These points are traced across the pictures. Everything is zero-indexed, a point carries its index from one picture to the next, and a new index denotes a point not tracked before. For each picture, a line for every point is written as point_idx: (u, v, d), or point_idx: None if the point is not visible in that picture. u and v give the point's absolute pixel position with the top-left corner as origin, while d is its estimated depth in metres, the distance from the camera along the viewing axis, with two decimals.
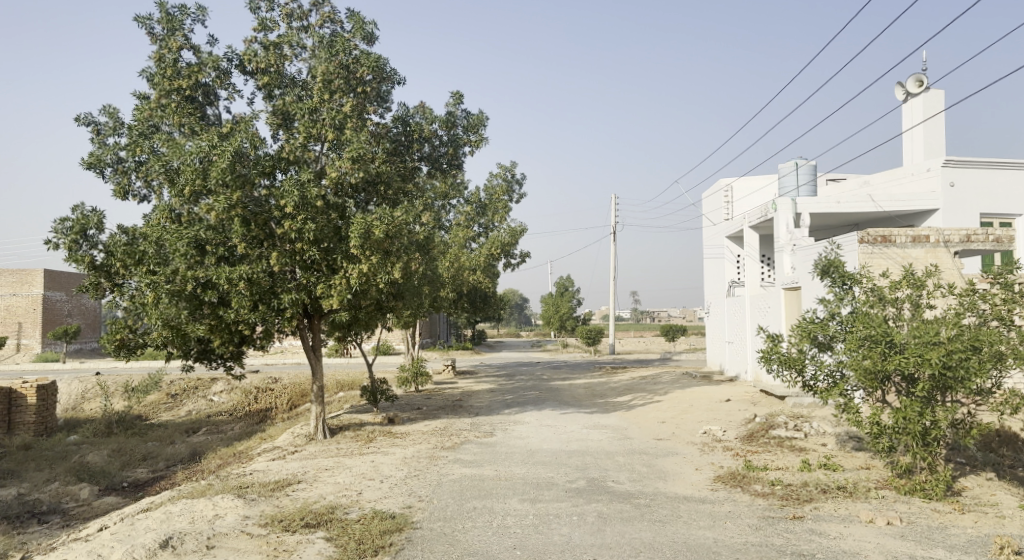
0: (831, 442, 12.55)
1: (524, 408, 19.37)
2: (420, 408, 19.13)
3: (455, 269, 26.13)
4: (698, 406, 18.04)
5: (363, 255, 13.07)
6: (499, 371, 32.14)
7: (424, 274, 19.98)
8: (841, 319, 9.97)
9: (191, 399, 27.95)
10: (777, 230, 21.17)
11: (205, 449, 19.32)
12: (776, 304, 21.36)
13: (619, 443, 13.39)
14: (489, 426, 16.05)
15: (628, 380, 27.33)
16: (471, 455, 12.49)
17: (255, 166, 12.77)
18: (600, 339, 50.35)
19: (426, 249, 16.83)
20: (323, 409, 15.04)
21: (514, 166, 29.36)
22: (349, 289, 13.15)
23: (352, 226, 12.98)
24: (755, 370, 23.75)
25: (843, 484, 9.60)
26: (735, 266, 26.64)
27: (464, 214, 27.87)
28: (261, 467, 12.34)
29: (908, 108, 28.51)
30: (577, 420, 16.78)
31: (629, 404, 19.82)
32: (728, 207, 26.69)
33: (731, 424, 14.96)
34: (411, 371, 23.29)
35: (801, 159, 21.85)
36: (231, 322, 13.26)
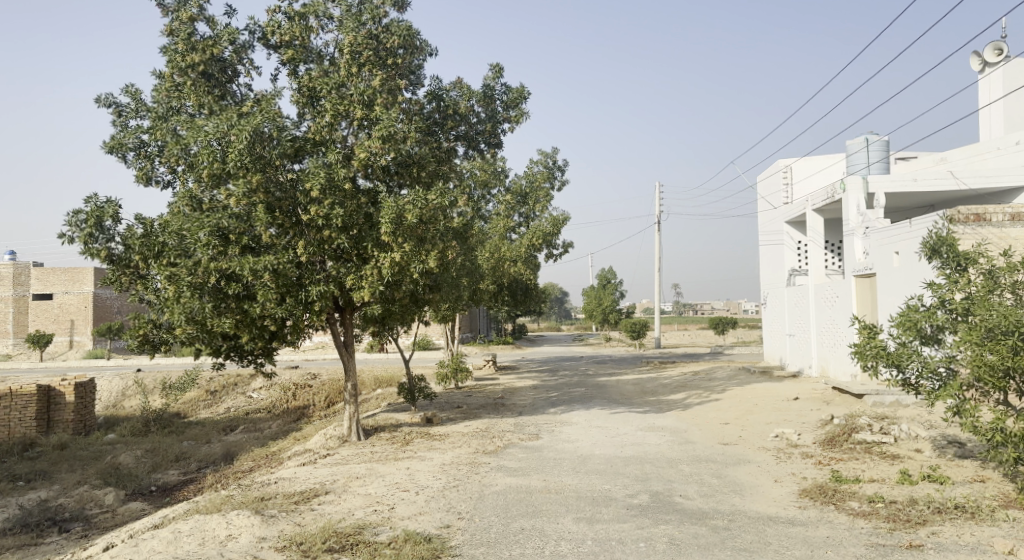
0: (926, 449, 11.05)
1: (571, 406, 18.08)
2: (461, 407, 18.02)
3: (495, 260, 25.07)
4: (763, 405, 16.54)
5: (395, 243, 11.94)
6: (544, 367, 30.87)
7: (462, 264, 18.83)
8: (953, 307, 8.51)
9: (230, 396, 27.32)
10: (847, 212, 19.63)
11: (239, 449, 18.47)
12: (846, 294, 19.74)
13: (681, 448, 12.01)
14: (535, 428, 14.83)
15: (680, 375, 25.81)
16: (518, 462, 11.25)
17: (278, 147, 11.56)
18: (646, 332, 48.67)
19: (464, 236, 15.62)
20: (357, 409, 14.00)
21: (556, 151, 28.02)
22: (382, 280, 12.06)
23: (382, 211, 11.81)
24: (821, 364, 22.05)
25: (961, 502, 8.18)
26: (796, 253, 24.98)
27: (504, 204, 26.59)
28: (289, 473, 11.31)
29: (984, 81, 26.46)
30: (630, 420, 15.42)
31: (685, 403, 18.40)
32: (788, 190, 25.00)
33: (804, 427, 13.44)
34: (451, 367, 22.18)
35: (871, 135, 20.11)
36: (257, 318, 12.22)
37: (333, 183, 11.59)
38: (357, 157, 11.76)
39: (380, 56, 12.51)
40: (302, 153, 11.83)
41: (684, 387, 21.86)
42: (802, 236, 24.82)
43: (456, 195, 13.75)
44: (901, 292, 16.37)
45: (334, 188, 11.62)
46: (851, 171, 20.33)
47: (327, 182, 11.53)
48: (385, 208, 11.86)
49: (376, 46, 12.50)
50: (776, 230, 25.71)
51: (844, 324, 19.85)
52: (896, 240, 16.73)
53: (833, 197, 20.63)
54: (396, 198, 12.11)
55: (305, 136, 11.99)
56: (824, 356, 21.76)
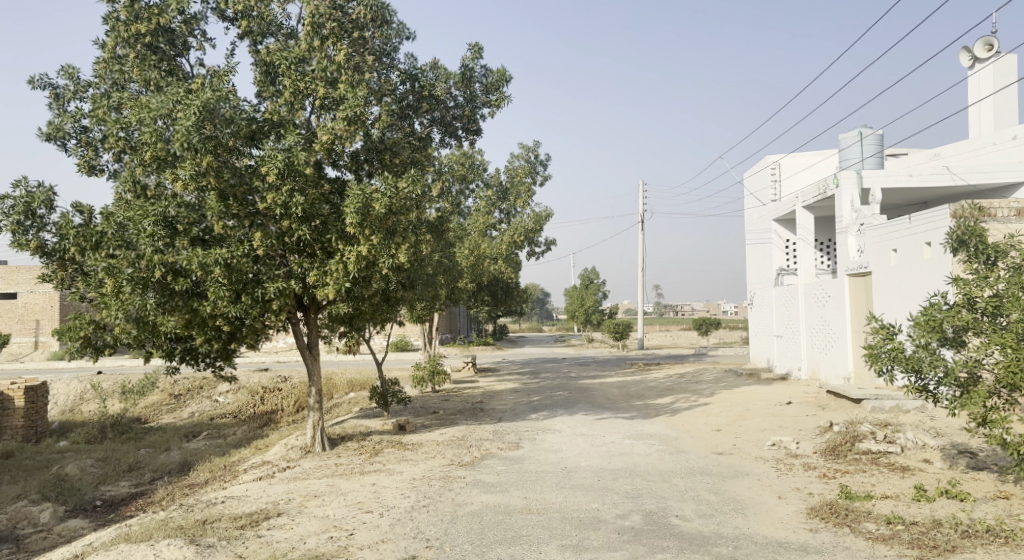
0: (938, 460, 10.19)
1: (554, 411, 17.07)
2: (437, 413, 16.96)
3: (474, 257, 23.72)
4: (756, 410, 15.65)
5: (361, 234, 10.85)
6: (524, 369, 29.90)
7: (438, 262, 17.78)
8: (980, 306, 7.65)
9: (195, 400, 26.03)
10: (840, 209, 18.85)
11: (198, 458, 17.24)
12: (839, 294, 18.96)
13: (673, 460, 11.07)
14: (515, 435, 13.80)
15: (665, 378, 24.89)
16: (496, 477, 10.24)
17: (230, 126, 10.35)
18: (629, 333, 47.72)
19: (439, 230, 14.58)
20: (322, 417, 12.90)
21: (538, 145, 27.16)
22: (348, 276, 10.99)
23: (346, 200, 10.71)
24: (811, 367, 21.26)
25: (991, 523, 7.29)
26: (785, 252, 24.22)
27: (484, 200, 25.54)
28: (239, 490, 10.20)
29: (973, 78, 25.82)
30: (616, 427, 14.48)
31: (673, 407, 17.47)
32: (775, 187, 24.26)
33: (803, 435, 12.55)
34: (428, 369, 21.11)
35: (865, 128, 19.35)
36: (208, 317, 11.11)
37: (292, 167, 10.46)
38: (320, 140, 10.64)
39: (345, 28, 11.48)
40: (259, 135, 10.70)
41: (670, 390, 20.98)
42: (791, 234, 24.09)
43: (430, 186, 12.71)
44: (897, 292, 15.61)
45: (292, 173, 10.50)
46: (844, 166, 19.57)
47: (285, 166, 10.41)
48: (350, 196, 10.78)
49: (341, 17, 11.48)
50: (763, 228, 24.95)
51: (837, 325, 19.05)
52: (892, 237, 15.98)
53: (824, 193, 19.87)
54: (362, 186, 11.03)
55: (262, 117, 10.89)
56: (815, 358, 20.98)
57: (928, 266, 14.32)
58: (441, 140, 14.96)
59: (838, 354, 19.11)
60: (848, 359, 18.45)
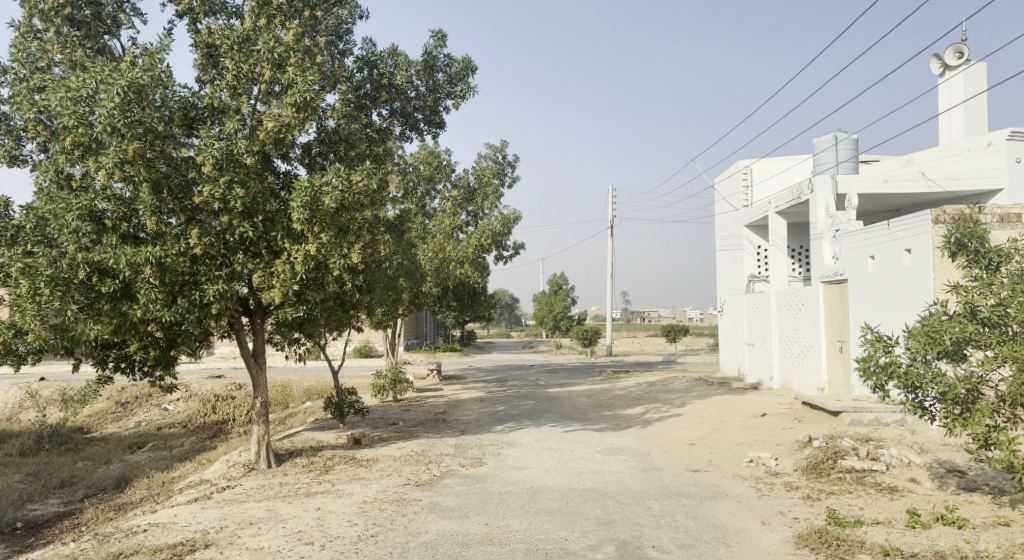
0: (926, 479, 9.56)
1: (519, 423, 16.22)
2: (396, 425, 16.01)
3: (438, 260, 22.89)
4: (729, 422, 14.99)
5: (309, 232, 9.93)
6: (491, 376, 29.00)
7: (398, 263, 16.86)
8: (984, 316, 7.00)
9: (143, 409, 24.69)
10: (815, 214, 18.35)
11: (138, 473, 16.06)
12: (814, 302, 18.43)
13: (646, 479, 10.30)
14: (478, 450, 12.92)
15: (635, 387, 24.20)
16: (455, 499, 9.37)
17: (160, 111, 9.42)
18: (598, 340, 47.08)
19: (399, 231, 13.66)
20: (268, 431, 11.95)
21: (506, 145, 26.37)
22: (296, 278, 10.02)
23: (292, 195, 9.77)
24: (783, 376, 20.77)
25: (996, 556, 6.62)
26: (756, 259, 23.72)
27: (450, 201, 24.69)
28: (167, 515, 9.19)
29: (944, 86, 25.64)
30: (585, 440, 13.68)
31: (644, 419, 16.74)
32: (747, 193, 23.80)
33: (782, 450, 11.88)
34: (389, 378, 20.16)
35: (840, 132, 18.86)
36: (139, 322, 10.09)
37: (231, 156, 9.47)
38: (265, 128, 9.67)
39: (295, 9, 10.58)
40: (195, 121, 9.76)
41: (641, 399, 20.28)
42: (762, 241, 23.63)
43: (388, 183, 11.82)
44: (875, 299, 15.05)
45: (231, 163, 9.51)
46: (819, 170, 19.07)
47: (223, 155, 9.43)
48: (297, 191, 9.84)
49: None
50: (735, 234, 24.48)
51: (812, 334, 18.51)
52: (870, 243, 15.44)
53: (798, 198, 19.37)
54: (311, 179, 10.09)
55: (200, 103, 9.97)
56: (786, 368, 20.49)
57: (909, 272, 13.75)
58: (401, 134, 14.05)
59: (811, 364, 18.63)
60: (821, 369, 17.97)
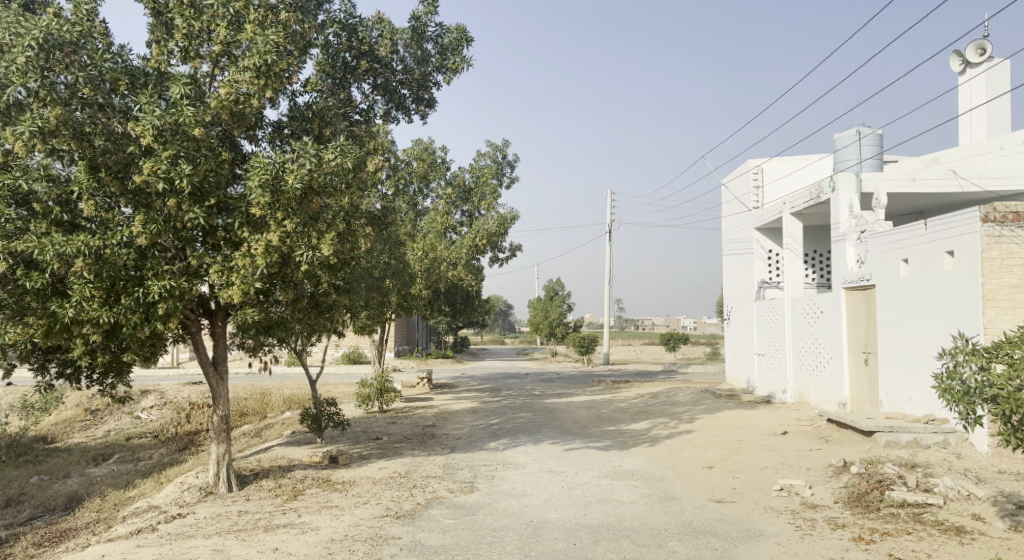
0: (996, 516, 8.11)
1: (516, 438, 14.76)
2: (380, 439, 14.55)
3: (430, 260, 20.75)
4: (749, 441, 13.55)
5: (271, 218, 8.50)
6: (484, 385, 27.48)
7: (379, 260, 15.06)
8: None
9: (114, 417, 23.24)
10: (835, 214, 16.99)
11: (94, 490, 14.56)
12: (835, 310, 17.01)
13: (664, 513, 8.84)
14: (469, 472, 11.44)
15: (637, 397, 22.77)
16: (440, 538, 7.89)
17: (91, 74, 8.23)
18: (595, 347, 45.63)
19: (381, 224, 12.25)
20: (229, 450, 10.49)
21: (506, 143, 25.07)
22: (258, 274, 8.56)
23: (250, 174, 8.34)
24: (797, 389, 19.39)
25: None
26: (767, 263, 22.36)
27: (444, 198, 23.37)
28: (95, 555, 7.72)
29: (965, 85, 24.22)
30: (589, 461, 12.19)
31: (651, 434, 15.31)
32: (757, 193, 22.47)
33: (815, 477, 10.43)
34: (374, 387, 18.75)
35: (864, 127, 17.48)
36: (73, 324, 8.66)
37: (178, 128, 8.07)
38: (219, 96, 8.33)
39: None
40: (134, 89, 8.58)
41: (646, 413, 18.81)
42: (774, 245, 22.29)
43: (367, 165, 10.40)
44: (910, 308, 13.69)
45: (176, 137, 8.10)
46: (840, 167, 17.67)
47: (168, 126, 8.05)
48: (256, 169, 8.41)
49: None
50: (744, 237, 23.14)
51: (833, 345, 17.10)
52: (902, 246, 14.05)
53: (817, 198, 17.96)
54: (272, 156, 8.66)
55: (144, 69, 8.72)
56: (801, 380, 19.11)
57: (951, 277, 12.42)
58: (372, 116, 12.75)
59: (830, 376, 17.29)
60: (843, 382, 16.61)
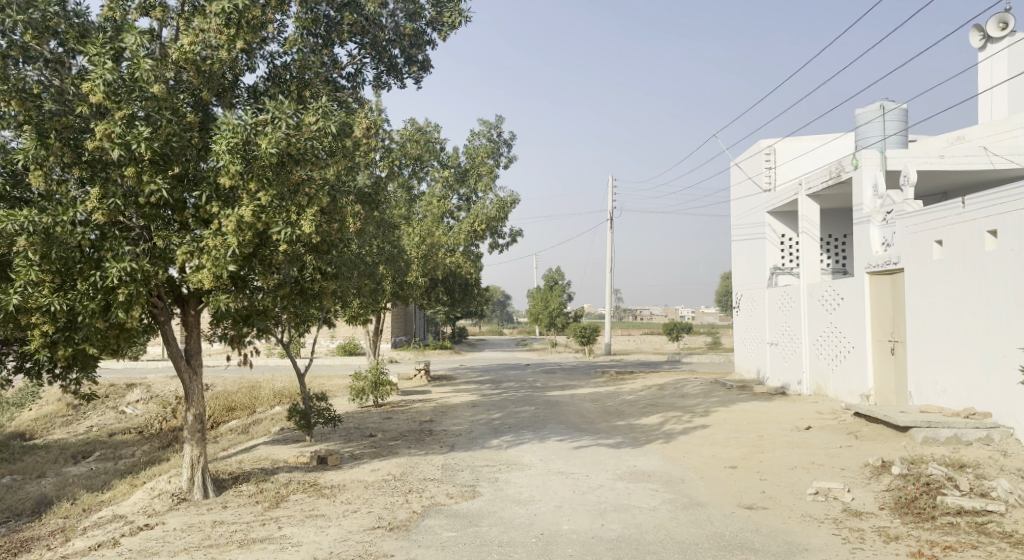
0: None
1: (519, 435, 13.78)
2: (373, 437, 13.57)
3: (427, 246, 19.71)
4: (771, 437, 12.56)
5: (243, 190, 7.49)
6: (484, 377, 26.50)
7: (371, 244, 14.05)
8: None
9: (97, 413, 22.30)
10: (858, 194, 15.98)
11: (66, 492, 13.58)
12: (858, 297, 16.01)
13: (691, 524, 7.84)
14: (471, 474, 10.44)
15: (643, 390, 21.78)
16: (437, 555, 6.89)
17: (31, 25, 7.31)
18: (597, 338, 44.64)
19: (372, 202, 11.25)
20: (203, 452, 9.52)
21: (503, 122, 24.04)
22: (232, 256, 7.54)
23: (217, 137, 7.36)
24: (813, 380, 18.44)
25: None
26: (779, 249, 21.38)
27: (440, 181, 22.29)
28: None
29: (986, 62, 23.15)
30: (600, 461, 11.20)
31: (663, 430, 14.34)
32: (769, 174, 21.47)
33: (852, 479, 9.44)
34: (368, 381, 17.75)
35: (888, 101, 16.43)
36: (20, 312, 7.66)
37: (133, 84, 7.11)
38: (180, 48, 7.39)
39: None
40: (82, 42, 7.66)
41: (655, 406, 17.84)
42: (787, 229, 21.33)
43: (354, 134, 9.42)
44: (945, 292, 12.71)
45: (133, 95, 7.14)
46: (862, 143, 16.63)
47: (121, 82, 7.10)
48: (225, 133, 7.42)
49: None
50: (755, 221, 22.15)
51: (855, 333, 16.13)
52: (935, 225, 13.05)
53: (838, 177, 16.94)
54: (243, 118, 7.68)
55: (96, 21, 7.79)
56: (818, 371, 18.13)
57: (994, 258, 11.43)
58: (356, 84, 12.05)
59: (851, 367, 16.35)
60: (866, 373, 15.67)
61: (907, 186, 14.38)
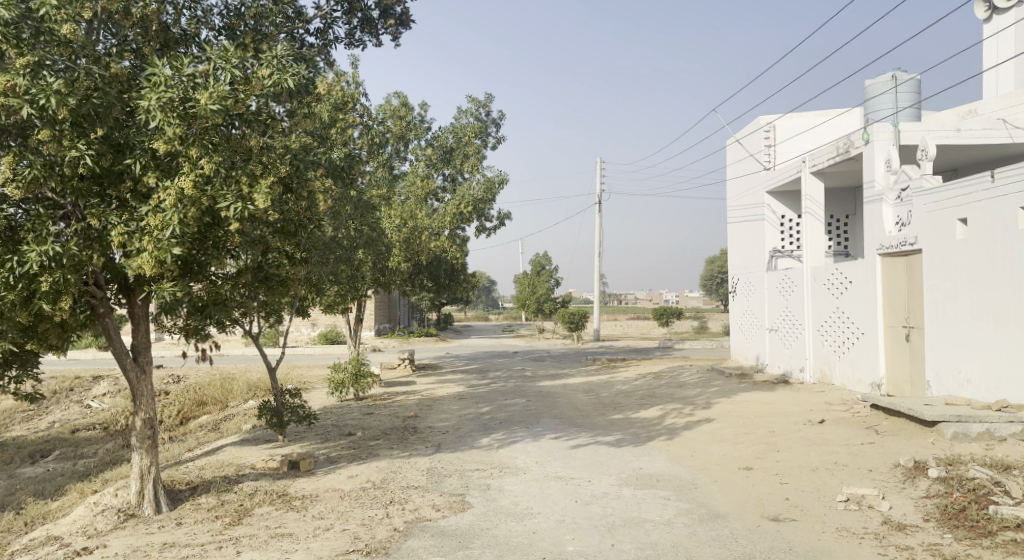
0: None
1: (512, 432, 12.71)
2: (352, 436, 12.46)
3: (409, 229, 18.56)
4: (785, 433, 11.59)
5: (185, 157, 6.59)
6: (471, 366, 25.48)
7: (349, 226, 12.92)
8: None
9: (61, 407, 21.03)
10: (869, 170, 15.02)
11: (14, 499, 12.39)
12: (868, 281, 15.09)
13: (713, 542, 6.83)
14: (459, 480, 9.36)
15: (638, 379, 20.79)
16: None
17: None
18: (585, 324, 43.62)
19: (347, 177, 10.15)
20: (155, 462, 8.42)
21: (490, 99, 22.88)
22: (177, 237, 6.59)
23: (146, 91, 6.46)
24: (817, 368, 17.54)
25: None
26: (779, 230, 20.42)
27: (424, 160, 21.13)
28: None
29: (994, 36, 22.27)
30: (602, 463, 10.17)
31: (665, 424, 13.35)
32: (768, 152, 20.51)
33: (884, 483, 8.47)
34: (348, 372, 16.62)
35: (900, 72, 15.52)
36: None
37: (39, 24, 6.37)
38: None
39: None
40: None
41: (653, 396, 16.85)
42: (787, 209, 20.37)
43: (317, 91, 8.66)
44: (969, 275, 11.79)
45: (41, 40, 6.40)
46: (873, 116, 15.69)
47: (24, 21, 6.32)
48: (157, 86, 6.52)
49: None
50: (753, 202, 21.17)
51: (865, 319, 15.22)
52: (958, 202, 12.09)
53: (846, 153, 15.95)
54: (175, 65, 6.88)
55: None
56: (823, 358, 17.23)
57: None
58: (326, 44, 10.96)
59: (860, 354, 15.44)
60: (877, 361, 14.77)
61: (924, 160, 13.41)
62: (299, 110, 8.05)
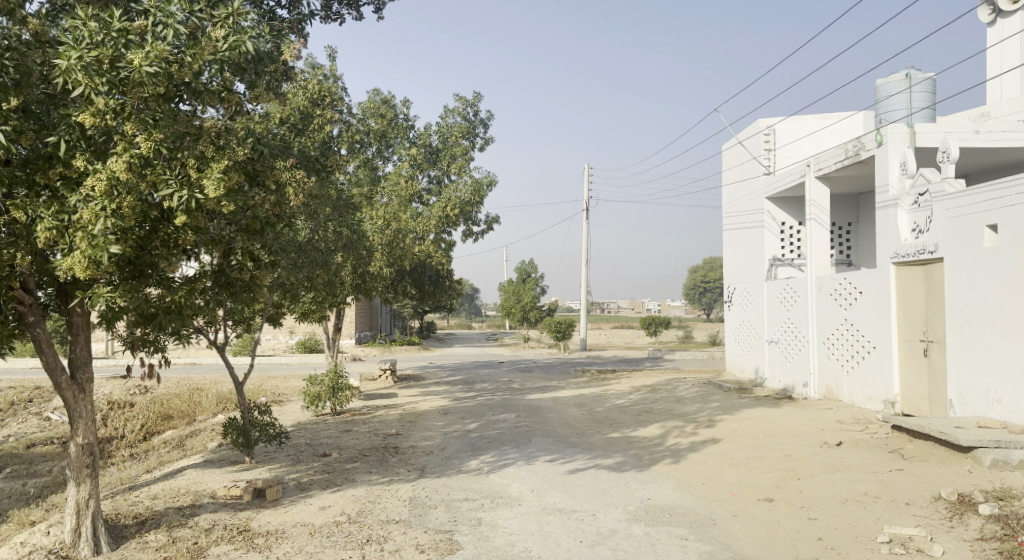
0: None
1: (502, 453, 11.63)
2: (327, 457, 11.32)
3: (392, 232, 17.48)
4: (802, 456, 10.60)
5: (120, 135, 5.72)
6: (455, 377, 24.36)
7: (326, 227, 11.82)
8: None
9: (17, 420, 19.64)
10: (883, 174, 14.10)
11: None
12: (882, 291, 14.17)
13: None
14: (446, 513, 8.26)
15: (633, 392, 19.75)
16: None
17: None
18: (572, 333, 42.59)
19: (322, 168, 9.07)
20: (95, 493, 7.28)
21: (479, 98, 21.89)
22: (112, 233, 5.50)
23: (66, 49, 5.60)
24: (823, 383, 16.60)
25: None
26: (779, 238, 19.53)
27: (408, 160, 20.05)
28: None
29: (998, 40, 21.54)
30: (605, 491, 9.11)
31: (668, 445, 12.32)
32: (768, 156, 19.65)
33: (927, 519, 7.51)
34: (324, 385, 15.48)
35: (915, 71, 14.67)
36: None
37: None
38: None
39: None
40: None
41: (651, 413, 15.83)
42: (787, 216, 19.51)
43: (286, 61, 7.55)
44: (999, 285, 10.87)
45: None
46: (886, 117, 14.82)
47: None
48: (80, 43, 5.70)
49: None
50: (752, 208, 20.29)
51: (878, 333, 14.30)
52: (986, 207, 11.20)
53: (857, 156, 15.03)
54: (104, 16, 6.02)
55: None
56: (829, 373, 16.30)
57: None
58: (299, 23, 9.90)
59: (872, 369, 14.52)
60: (891, 377, 13.84)
61: (946, 162, 12.49)
62: (262, 86, 7.00)
